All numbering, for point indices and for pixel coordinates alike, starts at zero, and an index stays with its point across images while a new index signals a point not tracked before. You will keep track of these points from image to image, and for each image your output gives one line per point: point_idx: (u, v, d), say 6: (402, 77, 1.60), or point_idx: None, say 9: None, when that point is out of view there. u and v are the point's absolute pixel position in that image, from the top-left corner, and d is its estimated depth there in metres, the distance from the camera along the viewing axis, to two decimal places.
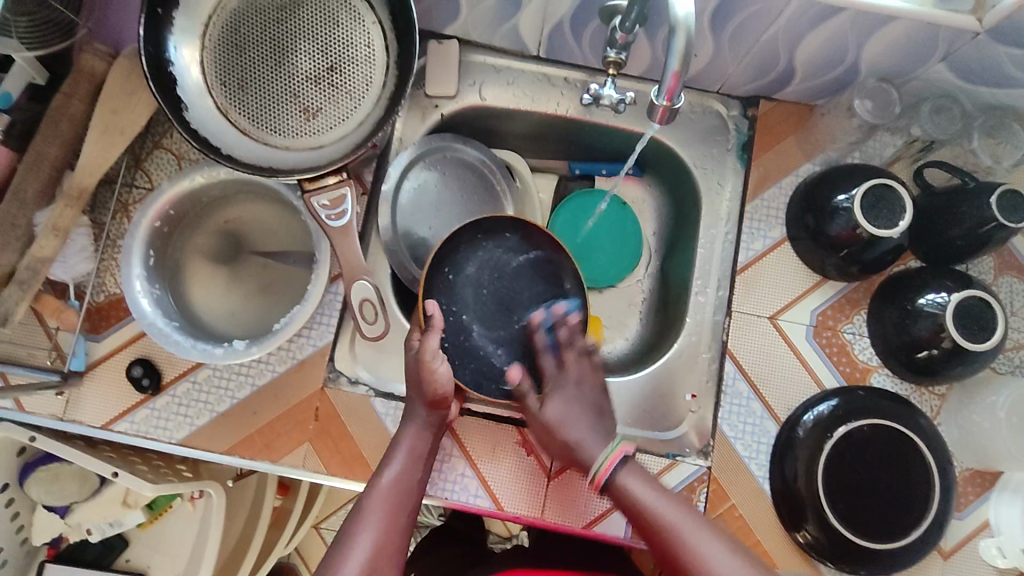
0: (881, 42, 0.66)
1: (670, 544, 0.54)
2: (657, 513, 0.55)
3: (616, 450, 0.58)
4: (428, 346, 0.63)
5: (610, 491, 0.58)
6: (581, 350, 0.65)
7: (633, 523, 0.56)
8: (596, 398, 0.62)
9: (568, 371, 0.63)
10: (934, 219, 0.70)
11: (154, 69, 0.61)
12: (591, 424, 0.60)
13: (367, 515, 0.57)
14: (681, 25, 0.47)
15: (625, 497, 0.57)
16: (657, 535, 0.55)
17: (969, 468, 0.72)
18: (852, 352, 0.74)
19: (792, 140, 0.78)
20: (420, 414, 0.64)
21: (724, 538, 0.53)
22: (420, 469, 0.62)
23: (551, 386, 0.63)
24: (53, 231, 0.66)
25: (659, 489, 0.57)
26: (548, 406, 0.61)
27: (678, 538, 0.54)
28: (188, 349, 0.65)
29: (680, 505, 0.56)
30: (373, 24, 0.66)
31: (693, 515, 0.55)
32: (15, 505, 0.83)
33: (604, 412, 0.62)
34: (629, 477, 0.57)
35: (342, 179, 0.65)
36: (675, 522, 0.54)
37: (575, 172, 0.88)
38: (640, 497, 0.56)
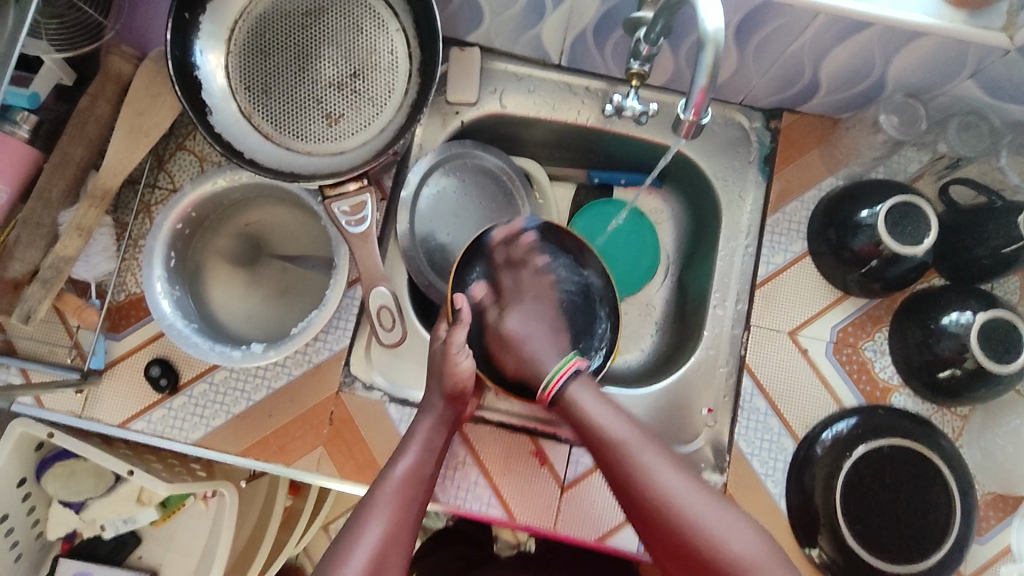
0: (908, 58, 0.65)
1: (616, 457, 0.57)
2: (602, 426, 0.58)
3: (569, 364, 0.62)
4: (455, 340, 0.64)
5: (558, 401, 0.61)
6: (535, 270, 0.69)
7: (578, 433, 0.59)
8: (551, 313, 0.68)
9: (524, 288, 0.69)
10: (960, 238, 0.69)
11: (180, 72, 0.62)
12: (546, 336, 0.66)
13: (376, 508, 0.57)
14: (710, 40, 0.47)
15: (573, 407, 0.60)
16: (602, 447, 0.58)
17: (991, 491, 0.70)
18: (873, 370, 0.73)
19: (816, 153, 0.77)
20: (438, 407, 0.64)
21: (665, 452, 0.57)
22: (430, 463, 0.62)
23: (509, 300, 0.68)
24: (77, 231, 0.67)
25: (606, 401, 0.60)
26: (508, 319, 0.66)
27: (625, 452, 0.57)
28: (207, 352, 0.66)
29: (624, 417, 0.59)
30: (396, 31, 0.67)
31: (638, 430, 0.59)
32: (31, 499, 0.84)
33: (559, 333, 0.67)
34: (579, 390, 0.60)
35: (363, 185, 0.65)
36: (620, 434, 0.58)
37: (594, 180, 0.87)
38: (587, 408, 0.59)
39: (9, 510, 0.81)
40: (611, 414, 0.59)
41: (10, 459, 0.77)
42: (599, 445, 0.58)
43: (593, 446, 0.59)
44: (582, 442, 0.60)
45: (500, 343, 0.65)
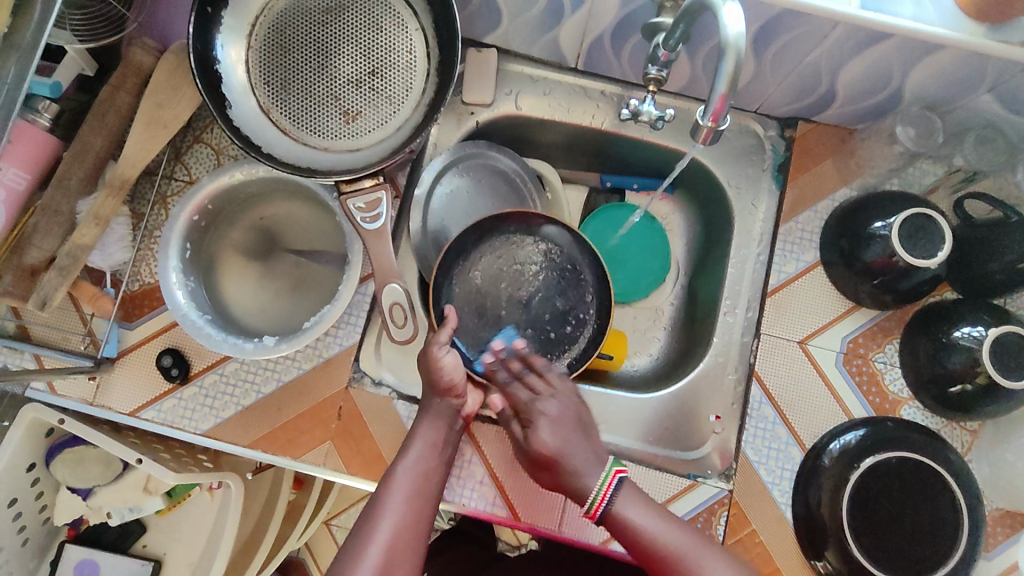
0: (927, 70, 0.65)
1: (677, 571, 0.56)
2: (658, 538, 0.57)
3: (611, 477, 0.59)
4: (437, 339, 0.64)
5: (606, 518, 0.59)
6: (540, 370, 0.69)
7: (634, 551, 0.58)
8: (572, 406, 0.66)
9: (539, 396, 0.66)
10: (974, 252, 0.68)
11: (201, 66, 0.62)
12: (580, 441, 0.62)
13: (385, 506, 0.58)
14: (731, 45, 0.47)
15: (625, 524, 0.58)
16: (659, 562, 0.57)
17: (999, 508, 0.70)
18: (883, 382, 0.73)
19: (830, 163, 0.77)
20: (433, 404, 0.65)
21: (721, 555, 0.57)
22: (436, 458, 0.63)
23: (529, 414, 0.65)
24: (94, 220, 0.67)
25: (655, 513, 0.59)
26: (537, 435, 0.62)
27: (685, 563, 0.56)
28: (219, 343, 0.66)
29: (679, 528, 0.58)
30: (416, 31, 0.67)
31: (691, 536, 0.58)
32: (39, 485, 0.84)
33: (587, 429, 0.64)
34: (626, 504, 0.59)
35: (378, 182, 0.65)
36: (678, 545, 0.57)
37: (606, 185, 0.87)
38: (640, 524, 0.58)
39: (18, 494, 0.82)
40: (665, 525, 0.58)
41: (20, 444, 0.78)
42: (656, 559, 0.56)
43: (650, 563, 0.57)
44: (637, 559, 0.58)
45: (537, 463, 0.62)
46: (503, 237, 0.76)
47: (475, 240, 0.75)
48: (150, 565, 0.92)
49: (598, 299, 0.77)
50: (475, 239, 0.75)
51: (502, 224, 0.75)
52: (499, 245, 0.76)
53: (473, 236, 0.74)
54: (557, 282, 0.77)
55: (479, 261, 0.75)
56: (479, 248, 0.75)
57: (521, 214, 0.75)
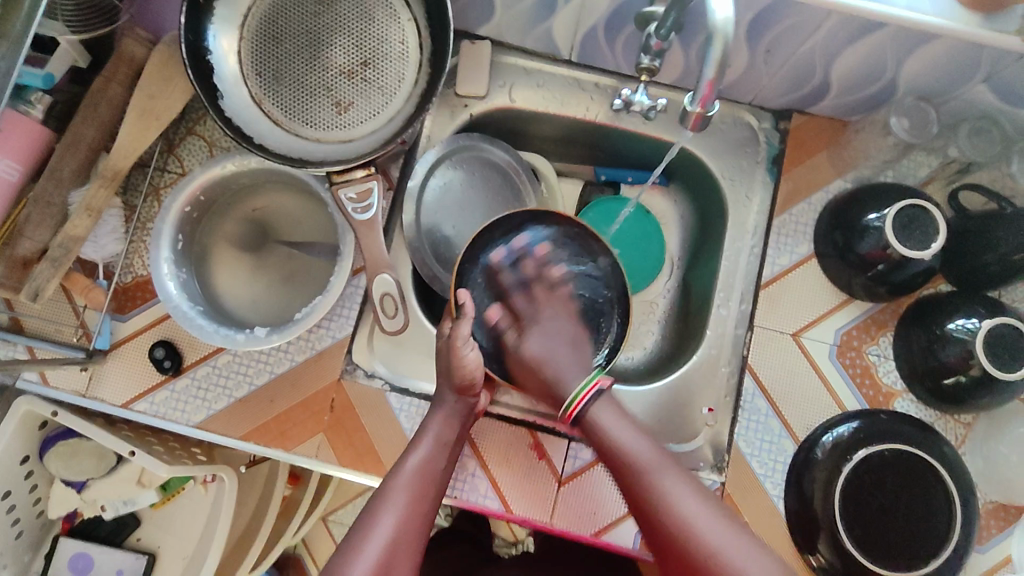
0: (920, 60, 0.64)
1: (636, 478, 0.57)
2: (624, 447, 0.58)
3: (591, 383, 0.61)
4: (460, 333, 0.62)
5: (581, 420, 0.61)
6: (551, 282, 0.69)
7: (601, 454, 0.60)
8: (571, 324, 0.68)
9: (539, 304, 0.68)
10: (968, 244, 0.68)
11: (193, 57, 0.62)
12: (569, 352, 0.65)
13: (389, 501, 0.57)
14: (718, 32, 0.47)
15: (596, 427, 0.60)
16: (622, 469, 0.58)
17: (993, 501, 0.69)
18: (876, 374, 0.73)
19: (825, 155, 0.77)
20: (448, 401, 0.64)
21: (683, 476, 0.57)
22: (444, 457, 0.62)
23: (527, 321, 0.67)
24: (86, 211, 0.67)
25: (628, 422, 0.60)
26: (528, 344, 0.65)
27: (644, 474, 0.57)
28: (211, 334, 0.66)
29: (647, 440, 0.59)
30: (408, 21, 0.67)
31: (659, 451, 0.59)
32: (33, 478, 0.85)
33: (580, 343, 0.67)
34: (601, 410, 0.61)
35: (371, 173, 0.65)
36: (641, 456, 0.58)
37: (600, 178, 0.87)
38: (609, 429, 0.60)
39: (12, 487, 0.82)
40: (633, 436, 0.59)
41: (14, 437, 0.78)
42: (619, 465, 0.58)
43: (614, 467, 0.59)
44: (604, 462, 0.60)
45: (524, 367, 0.65)
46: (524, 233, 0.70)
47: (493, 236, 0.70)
48: (144, 559, 0.92)
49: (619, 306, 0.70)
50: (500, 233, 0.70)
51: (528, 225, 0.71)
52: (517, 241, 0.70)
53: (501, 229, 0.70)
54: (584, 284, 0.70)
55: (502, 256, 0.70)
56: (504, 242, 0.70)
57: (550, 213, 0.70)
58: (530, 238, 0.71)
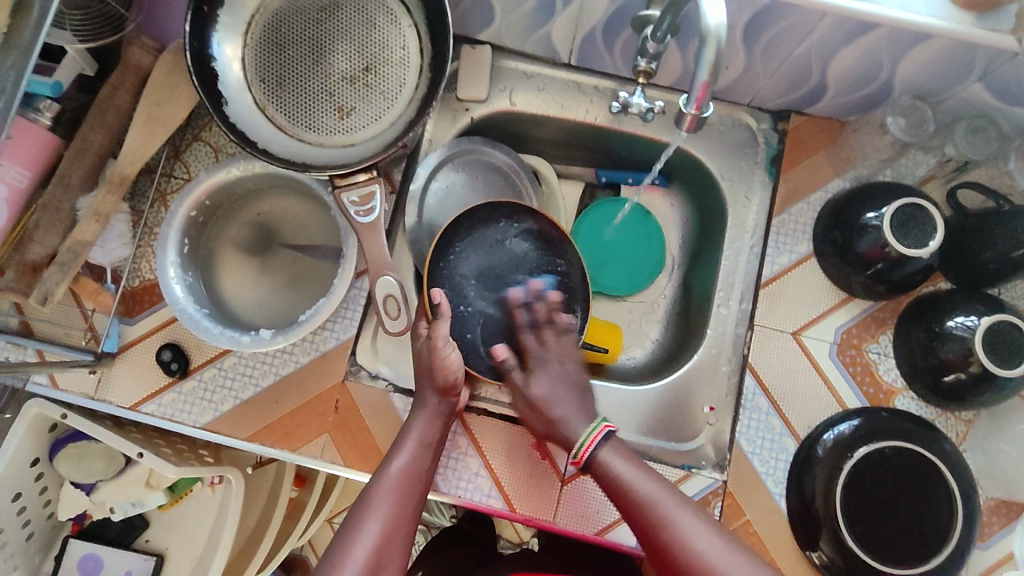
0: (915, 60, 0.65)
1: (651, 520, 0.57)
2: (635, 488, 0.59)
3: (600, 426, 0.62)
4: (439, 334, 0.64)
5: (592, 465, 0.61)
6: (559, 328, 0.68)
7: (615, 499, 0.60)
8: (577, 371, 0.67)
9: (549, 350, 0.67)
10: (967, 241, 0.69)
11: (198, 64, 0.63)
12: (577, 402, 0.64)
13: (376, 502, 0.58)
14: (712, 35, 0.47)
15: (608, 473, 0.60)
16: (636, 510, 0.58)
17: (995, 497, 0.70)
18: (877, 372, 0.73)
19: (823, 154, 0.77)
20: (431, 402, 0.65)
21: (693, 509, 0.58)
22: (428, 457, 0.63)
23: (534, 364, 0.66)
24: (94, 216, 0.68)
25: (639, 465, 0.61)
26: (535, 384, 0.65)
27: (659, 514, 0.57)
28: (217, 336, 0.67)
29: (658, 481, 0.59)
30: (409, 27, 0.68)
31: (671, 492, 0.59)
32: (43, 480, 0.86)
33: (585, 392, 0.66)
34: (612, 455, 0.61)
35: (372, 176, 0.66)
36: (652, 496, 0.58)
37: (602, 179, 0.87)
38: (622, 474, 0.60)
39: (22, 489, 0.83)
40: (643, 477, 0.59)
41: (23, 440, 0.79)
42: (632, 507, 0.58)
43: (627, 511, 0.59)
44: (618, 507, 0.60)
45: (529, 407, 0.65)
46: (495, 228, 0.72)
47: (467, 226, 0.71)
48: (152, 561, 0.93)
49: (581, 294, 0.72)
50: (465, 228, 0.71)
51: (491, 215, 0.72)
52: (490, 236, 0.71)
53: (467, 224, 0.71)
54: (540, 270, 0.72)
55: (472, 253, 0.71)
56: (470, 238, 0.71)
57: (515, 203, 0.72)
58: (545, 282, 0.70)
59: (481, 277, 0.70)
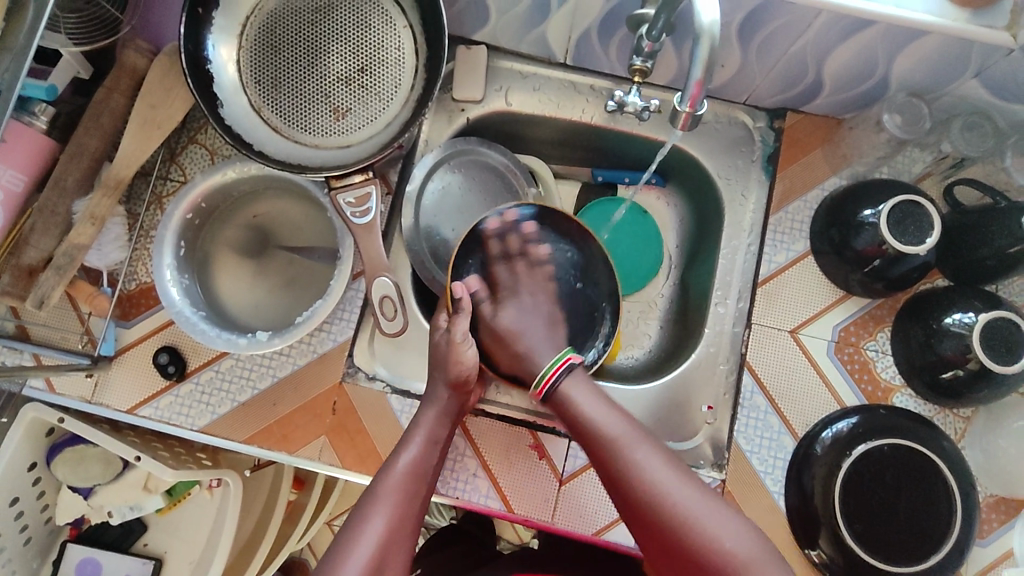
0: (911, 58, 0.65)
1: (608, 452, 0.57)
2: (593, 420, 0.58)
3: (563, 359, 0.62)
4: (458, 329, 0.64)
5: (552, 396, 0.61)
6: (532, 261, 0.69)
7: (574, 429, 0.59)
8: (548, 305, 0.68)
9: (520, 279, 0.68)
10: (964, 239, 0.69)
11: (192, 66, 0.63)
12: (543, 330, 0.66)
13: (381, 499, 0.58)
14: (706, 33, 0.47)
15: (567, 403, 0.60)
16: (593, 441, 0.58)
17: (994, 494, 0.70)
18: (874, 370, 0.73)
19: (819, 152, 0.77)
20: (441, 398, 0.65)
21: (652, 444, 0.57)
22: (435, 454, 0.63)
23: (504, 294, 0.67)
24: (90, 219, 0.68)
25: (599, 398, 0.60)
26: (503, 314, 0.66)
27: (615, 447, 0.56)
28: (214, 339, 0.67)
29: (618, 413, 0.59)
30: (404, 27, 0.68)
31: (631, 425, 0.58)
32: (41, 484, 0.85)
33: (556, 325, 0.67)
34: (572, 385, 0.60)
35: (368, 178, 0.66)
36: (610, 428, 0.57)
37: (598, 179, 0.87)
38: (580, 403, 0.59)
39: (19, 494, 0.83)
40: (603, 409, 0.59)
41: (21, 444, 0.79)
42: (590, 439, 0.58)
43: (585, 440, 0.58)
44: (576, 436, 0.60)
45: (497, 339, 0.65)
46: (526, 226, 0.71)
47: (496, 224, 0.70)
48: (151, 564, 0.93)
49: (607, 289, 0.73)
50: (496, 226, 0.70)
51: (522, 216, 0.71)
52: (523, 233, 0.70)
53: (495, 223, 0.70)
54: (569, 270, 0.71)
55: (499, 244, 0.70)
56: (499, 235, 0.70)
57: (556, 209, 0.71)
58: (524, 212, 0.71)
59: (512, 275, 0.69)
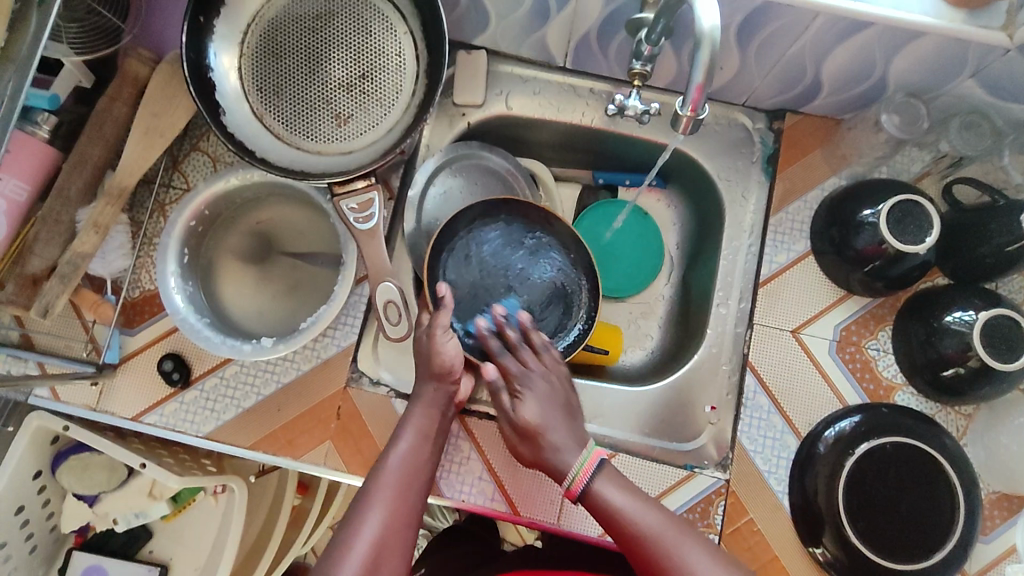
0: (908, 58, 0.65)
1: (652, 551, 0.56)
2: (634, 519, 0.57)
3: (592, 455, 0.60)
4: (439, 323, 0.65)
5: (585, 496, 0.59)
6: (537, 347, 0.68)
7: (611, 530, 0.58)
8: (564, 391, 0.65)
9: (532, 367, 0.66)
10: (963, 237, 0.69)
11: (195, 74, 0.63)
12: (566, 421, 0.63)
13: (376, 494, 0.58)
14: (706, 38, 0.48)
15: (603, 504, 0.58)
16: (634, 542, 0.57)
17: (996, 491, 0.70)
18: (876, 368, 0.73)
19: (818, 153, 0.78)
20: (428, 391, 0.65)
21: (693, 537, 0.57)
22: (427, 448, 0.63)
23: (520, 385, 0.64)
24: (94, 228, 0.69)
25: (634, 495, 0.59)
26: (524, 407, 0.63)
27: (660, 545, 0.56)
28: (218, 345, 0.67)
29: (655, 511, 0.58)
30: (404, 34, 0.68)
31: (670, 522, 0.58)
32: (47, 492, 0.86)
33: (575, 415, 0.64)
34: (605, 484, 0.59)
35: (371, 183, 0.66)
36: (653, 528, 0.57)
37: (598, 181, 0.88)
38: (617, 503, 0.58)
39: (24, 502, 0.83)
40: (642, 507, 0.58)
41: (26, 452, 0.79)
42: (631, 540, 0.57)
43: (624, 541, 0.57)
44: (612, 536, 0.59)
45: (522, 434, 0.62)
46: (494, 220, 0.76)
47: (467, 221, 0.75)
48: (156, 571, 0.93)
49: (584, 269, 0.77)
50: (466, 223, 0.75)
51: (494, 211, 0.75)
52: (492, 227, 0.75)
53: (464, 220, 0.74)
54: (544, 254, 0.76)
55: (476, 243, 0.75)
56: (469, 231, 0.75)
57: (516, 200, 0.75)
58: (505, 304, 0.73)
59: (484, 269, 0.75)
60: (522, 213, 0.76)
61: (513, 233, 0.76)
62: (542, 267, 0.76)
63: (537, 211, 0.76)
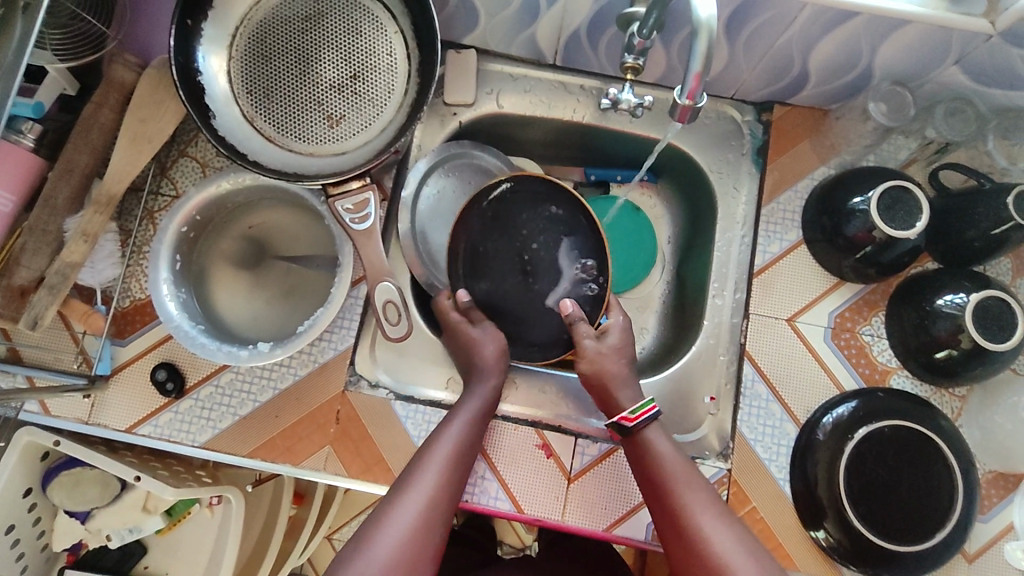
0: (894, 47, 0.67)
1: (668, 485, 0.61)
2: (661, 459, 0.62)
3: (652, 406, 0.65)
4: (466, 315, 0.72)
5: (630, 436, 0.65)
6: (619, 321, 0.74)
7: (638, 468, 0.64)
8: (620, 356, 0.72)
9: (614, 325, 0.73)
10: (951, 220, 0.70)
11: (184, 77, 0.63)
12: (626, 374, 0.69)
13: (429, 462, 0.61)
14: (703, 27, 0.48)
15: (643, 443, 0.64)
16: (655, 477, 0.62)
17: (992, 470, 0.71)
18: (871, 353, 0.74)
19: (807, 143, 0.79)
20: (485, 371, 0.69)
21: (716, 506, 0.59)
22: (480, 428, 0.66)
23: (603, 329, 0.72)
24: (83, 237, 0.67)
25: (673, 448, 0.64)
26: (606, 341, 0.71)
27: (673, 484, 0.60)
28: (214, 352, 0.66)
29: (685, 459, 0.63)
30: (395, 33, 0.68)
31: (694, 472, 0.62)
32: (37, 510, 0.83)
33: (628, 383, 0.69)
34: (656, 432, 0.64)
35: (365, 183, 0.66)
36: (673, 468, 0.61)
37: (591, 178, 0.88)
38: (659, 448, 0.63)
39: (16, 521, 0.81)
40: (673, 453, 0.63)
41: (16, 469, 0.77)
42: (653, 474, 0.62)
43: (648, 475, 0.62)
44: (639, 476, 0.64)
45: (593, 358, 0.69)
46: (498, 205, 0.75)
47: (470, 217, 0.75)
48: None
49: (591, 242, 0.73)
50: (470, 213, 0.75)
51: (492, 196, 0.74)
52: (494, 211, 0.75)
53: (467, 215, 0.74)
54: (552, 226, 0.74)
55: (483, 231, 0.75)
56: (473, 218, 0.75)
57: (509, 178, 0.74)
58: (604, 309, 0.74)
59: (496, 258, 0.75)
60: (521, 186, 0.74)
61: (520, 211, 0.75)
62: (551, 241, 0.74)
63: (536, 182, 0.74)
